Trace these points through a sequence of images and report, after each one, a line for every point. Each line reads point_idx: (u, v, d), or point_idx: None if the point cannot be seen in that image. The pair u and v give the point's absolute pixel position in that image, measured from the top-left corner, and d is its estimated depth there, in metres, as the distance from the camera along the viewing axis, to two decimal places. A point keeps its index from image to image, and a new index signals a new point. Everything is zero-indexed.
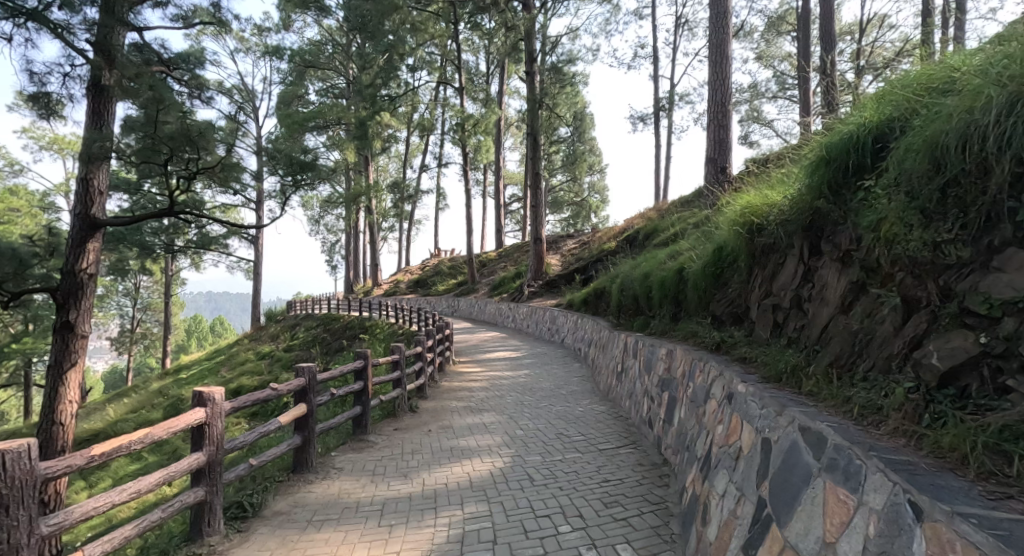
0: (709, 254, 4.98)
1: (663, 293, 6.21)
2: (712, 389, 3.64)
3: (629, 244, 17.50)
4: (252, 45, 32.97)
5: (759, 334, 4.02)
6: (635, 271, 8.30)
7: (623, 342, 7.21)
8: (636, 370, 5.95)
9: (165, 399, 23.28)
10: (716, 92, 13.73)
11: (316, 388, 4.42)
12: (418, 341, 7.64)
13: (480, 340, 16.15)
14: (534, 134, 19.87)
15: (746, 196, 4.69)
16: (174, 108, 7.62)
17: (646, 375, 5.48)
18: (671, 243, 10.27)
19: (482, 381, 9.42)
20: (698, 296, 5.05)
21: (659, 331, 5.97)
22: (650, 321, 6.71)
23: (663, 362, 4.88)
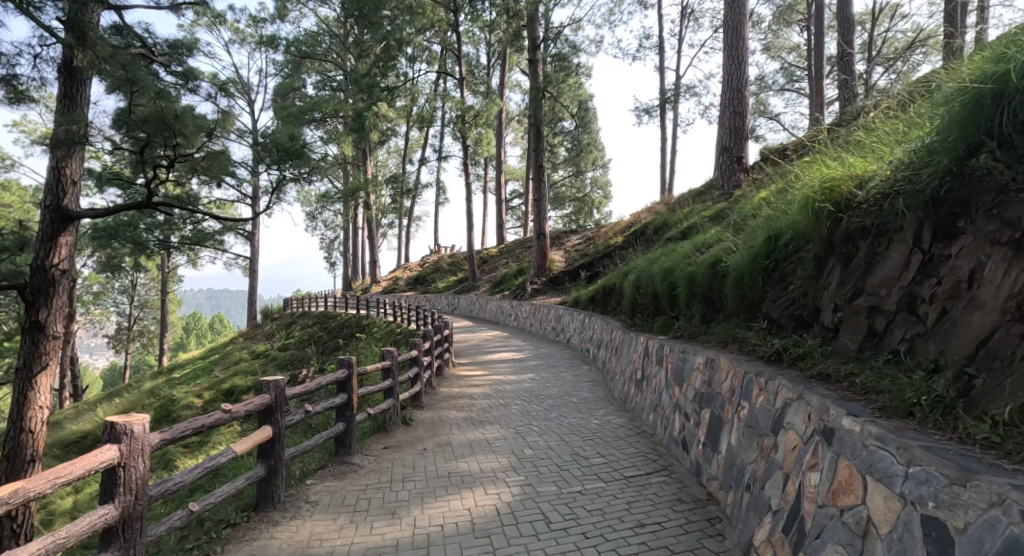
0: (760, 244, 4.22)
1: (692, 289, 5.46)
2: (794, 419, 2.87)
3: (637, 239, 16.76)
4: (248, 36, 32.21)
5: (844, 346, 3.24)
6: (653, 266, 7.57)
7: (641, 345, 6.49)
8: (662, 379, 5.20)
9: (157, 399, 22.55)
10: (732, 77, 13.00)
11: (284, 407, 3.69)
12: (414, 344, 6.89)
13: (481, 340, 15.42)
14: (536, 125, 19.11)
15: (827, 166, 3.89)
16: (149, 89, 6.78)
17: (674, 387, 4.73)
18: (689, 237, 9.53)
19: (484, 386, 8.66)
20: (746, 292, 4.28)
21: (689, 334, 5.22)
22: (675, 322, 5.94)
23: (699, 374, 4.13)
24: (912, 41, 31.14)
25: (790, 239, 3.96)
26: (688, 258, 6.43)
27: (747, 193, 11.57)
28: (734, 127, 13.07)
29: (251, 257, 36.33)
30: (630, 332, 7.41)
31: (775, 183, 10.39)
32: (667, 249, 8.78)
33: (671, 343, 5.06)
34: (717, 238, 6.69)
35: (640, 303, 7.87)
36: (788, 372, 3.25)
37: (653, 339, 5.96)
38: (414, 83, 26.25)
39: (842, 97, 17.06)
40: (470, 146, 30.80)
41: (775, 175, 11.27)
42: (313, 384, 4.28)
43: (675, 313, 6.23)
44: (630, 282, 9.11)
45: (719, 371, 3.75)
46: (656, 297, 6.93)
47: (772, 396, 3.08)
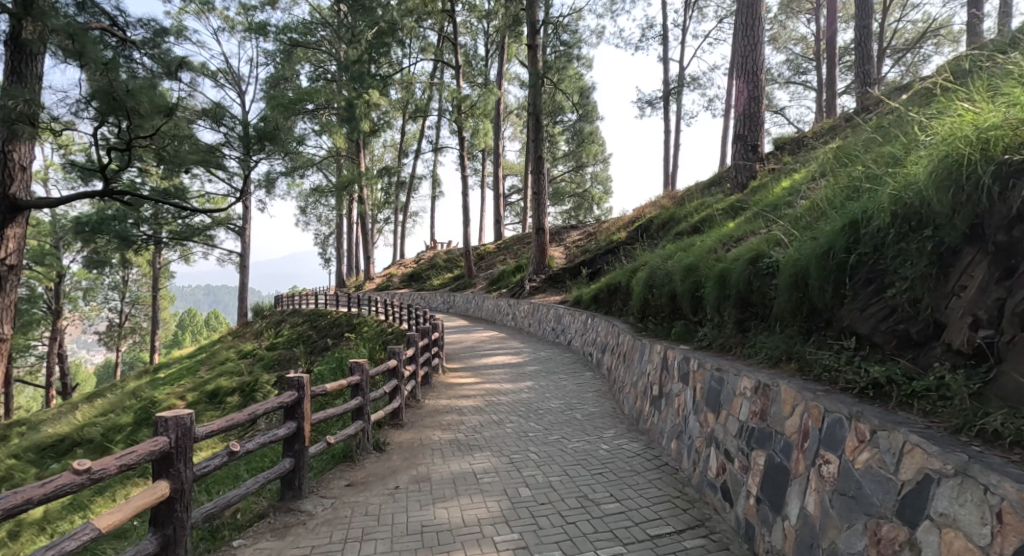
0: (842, 231, 3.31)
1: (723, 289, 4.54)
2: (970, 513, 1.97)
3: (641, 234, 15.83)
4: (238, 24, 31.23)
5: (1007, 385, 2.30)
6: (668, 262, 6.63)
7: (655, 353, 5.63)
8: (686, 400, 4.32)
9: (138, 401, 21.56)
10: (747, 60, 11.99)
11: (187, 456, 3.08)
12: (391, 351, 5.94)
13: (476, 341, 14.47)
14: (536, 114, 18.15)
15: (963, 117, 2.94)
16: (97, 63, 6.84)
17: (705, 414, 3.84)
18: (704, 231, 8.60)
19: (477, 396, 7.71)
20: (814, 293, 3.39)
21: (721, 345, 4.32)
22: (700, 330, 5.01)
23: (746, 405, 3.24)
24: (923, 32, 30.21)
25: (880, 226, 3.07)
26: (715, 253, 5.48)
27: (765, 184, 10.62)
28: (749, 113, 12.08)
29: (243, 252, 35.39)
30: (642, 338, 6.51)
31: (798, 173, 9.44)
32: (680, 245, 7.82)
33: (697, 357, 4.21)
34: (746, 230, 5.76)
35: (653, 305, 6.92)
36: (911, 423, 2.38)
37: (671, 349, 5.10)
38: (409, 71, 25.30)
39: (858, 87, 16.12)
40: (467, 138, 29.85)
41: (796, 166, 10.32)
42: (245, 411, 3.51)
43: (698, 318, 5.31)
44: (640, 281, 8.17)
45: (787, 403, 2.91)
46: (673, 299, 6.01)
47: (896, 461, 2.26)
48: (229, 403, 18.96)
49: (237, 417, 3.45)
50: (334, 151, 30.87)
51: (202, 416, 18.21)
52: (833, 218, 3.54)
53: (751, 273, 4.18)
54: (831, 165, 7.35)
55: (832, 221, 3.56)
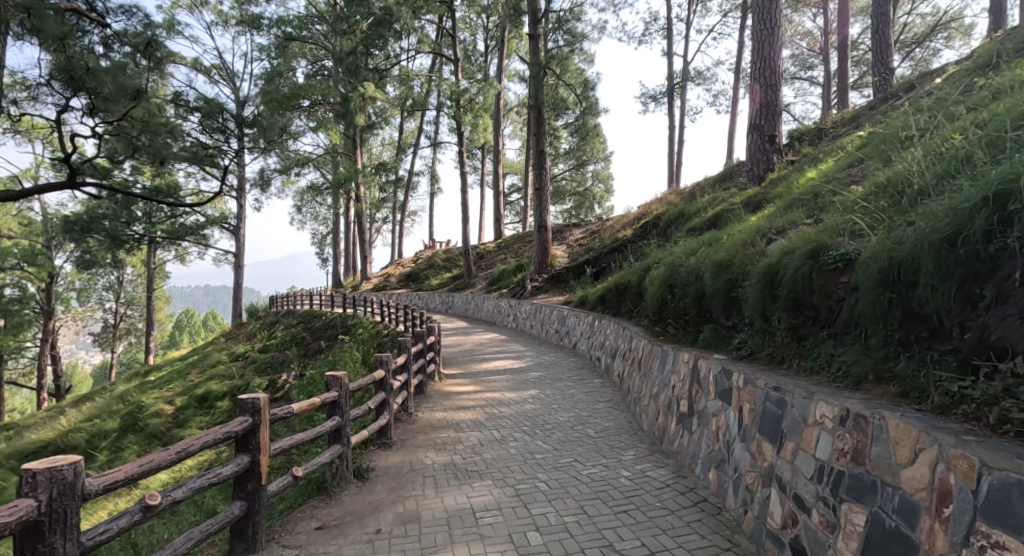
0: (977, 212, 2.60)
1: (774, 286, 3.84)
2: None
3: (648, 232, 15.13)
4: (232, 17, 30.45)
5: None
6: (692, 258, 5.90)
7: (678, 360, 4.95)
8: (727, 423, 3.63)
9: (125, 405, 20.75)
10: (763, 44, 11.26)
11: (60, 521, 2.47)
12: (377, 361, 5.18)
13: (476, 344, 13.73)
14: (538, 107, 17.38)
15: None
16: None
17: (762, 446, 3.16)
18: (725, 226, 7.89)
19: (477, 408, 6.97)
20: (929, 292, 2.72)
21: (773, 358, 3.63)
22: (740, 337, 4.29)
23: (847, 449, 2.59)
24: (933, 25, 29.46)
25: None
26: (751, 246, 4.74)
27: (786, 177, 9.88)
28: (764, 103, 11.34)
29: (237, 252, 34.61)
30: (659, 344, 5.83)
31: (825, 163, 8.70)
32: (701, 240, 7.10)
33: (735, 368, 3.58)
34: (788, 221, 5.04)
35: (673, 307, 6.20)
36: None
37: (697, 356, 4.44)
38: (405, 65, 24.57)
39: (875, 78, 15.41)
40: (467, 135, 29.11)
41: (819, 158, 9.58)
42: (166, 451, 2.85)
43: (734, 321, 4.60)
44: (656, 280, 7.44)
45: (914, 446, 2.31)
46: (699, 299, 5.28)
47: None
48: (219, 407, 18.22)
49: (153, 460, 2.80)
50: (329, 148, 30.11)
51: (190, 422, 17.45)
52: (946, 203, 2.83)
53: (813, 267, 3.48)
54: (870, 153, 6.61)
55: (947, 202, 2.85)
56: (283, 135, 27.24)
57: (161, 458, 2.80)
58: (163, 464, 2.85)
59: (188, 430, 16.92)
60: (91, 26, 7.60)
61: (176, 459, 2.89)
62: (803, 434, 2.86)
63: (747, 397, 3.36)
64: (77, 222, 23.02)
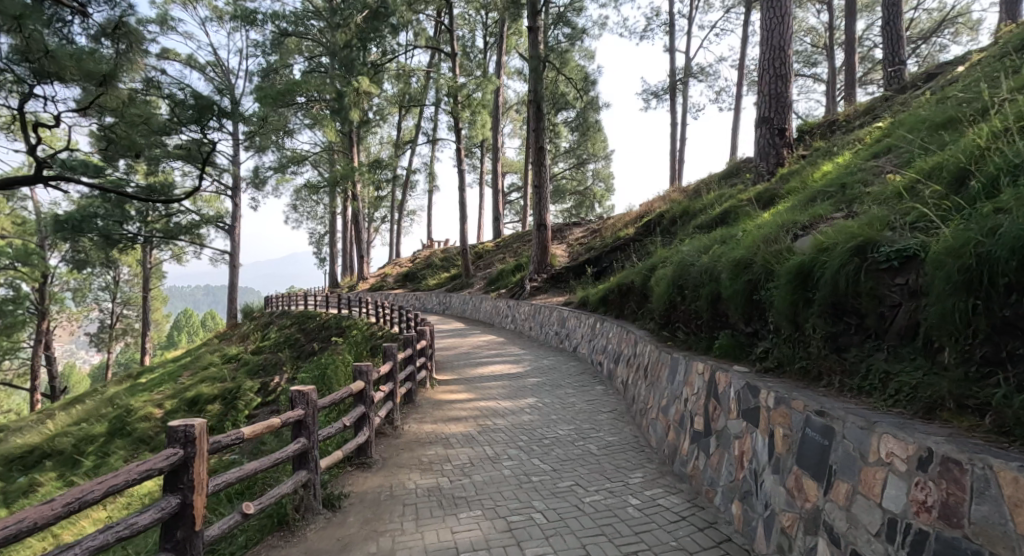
0: None
1: (812, 287, 3.32)
2: None
3: (651, 230, 14.61)
4: (227, 13, 30.00)
5: None
6: (705, 256, 5.38)
7: (690, 369, 4.50)
8: (757, 450, 3.15)
9: (113, 408, 20.20)
10: (773, 34, 10.75)
11: None
12: (357, 374, 4.68)
13: (473, 347, 13.23)
14: (537, 102, 16.86)
15: None
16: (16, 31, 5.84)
17: (812, 486, 2.72)
18: (736, 224, 7.39)
19: (470, 419, 6.45)
20: None
21: (815, 374, 3.12)
22: (767, 347, 3.77)
23: (940, 505, 2.16)
24: (940, 20, 28.94)
25: None
26: (775, 243, 4.21)
27: (798, 171, 9.36)
28: (774, 94, 10.82)
29: (233, 251, 34.09)
30: (668, 351, 5.36)
31: (841, 156, 8.19)
32: (712, 237, 6.57)
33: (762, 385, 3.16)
34: (813, 214, 4.54)
35: (684, 309, 5.68)
36: None
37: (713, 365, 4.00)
38: (402, 61, 24.03)
39: (886, 70, 14.92)
40: (466, 132, 28.57)
41: (833, 151, 9.06)
42: (58, 503, 2.41)
43: (758, 327, 4.08)
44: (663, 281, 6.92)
45: None
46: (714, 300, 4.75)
47: None
48: (209, 411, 17.71)
49: (35, 516, 2.35)
50: (325, 145, 29.56)
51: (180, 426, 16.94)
52: None
53: (863, 265, 2.97)
54: (897, 143, 6.09)
55: None
56: (279, 132, 26.71)
57: (49, 512, 2.37)
58: (51, 519, 2.40)
59: None
60: (72, 15, 7.22)
61: (71, 511, 2.46)
62: (862, 475, 2.47)
63: (781, 422, 2.96)
64: (71, 220, 22.53)
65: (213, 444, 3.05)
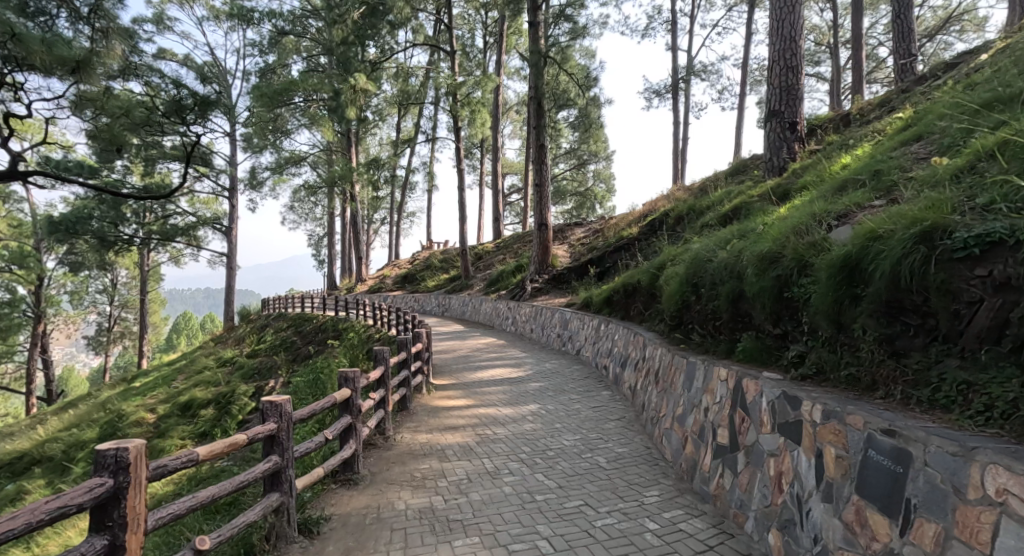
0: None
1: (864, 281, 2.96)
2: None
3: (655, 229, 14.17)
4: (223, 12, 29.65)
5: None
6: (723, 251, 4.94)
7: (709, 375, 4.12)
8: (809, 477, 2.76)
9: (105, 414, 19.70)
10: (783, 24, 10.34)
11: None
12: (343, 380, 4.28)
13: (473, 350, 12.78)
14: (538, 98, 16.44)
15: None
16: None
17: (889, 525, 2.34)
18: (751, 219, 6.96)
19: (469, 429, 6.00)
20: None
21: (878, 382, 2.78)
22: (805, 351, 3.34)
23: None
24: (945, 18, 28.54)
25: None
26: (808, 234, 3.76)
27: (813, 165, 8.92)
28: (784, 86, 10.39)
29: (229, 253, 33.63)
30: (683, 355, 4.97)
31: (861, 148, 7.76)
32: (727, 232, 6.14)
33: (806, 396, 2.82)
34: (846, 202, 4.09)
35: (699, 308, 5.24)
36: None
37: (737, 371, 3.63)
38: (400, 59, 23.57)
39: (897, 65, 14.50)
40: (465, 132, 28.12)
41: (850, 144, 8.62)
42: None
43: (788, 327, 3.65)
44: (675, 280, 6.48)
45: None
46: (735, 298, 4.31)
47: None
48: (203, 416, 17.24)
49: None
50: (322, 145, 29.13)
51: (172, 433, 16.44)
52: None
53: (931, 255, 2.66)
54: (928, 130, 5.65)
55: None
56: (276, 132, 26.30)
57: None
58: None
59: (169, 441, 15.95)
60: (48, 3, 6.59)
61: None
62: (958, 516, 2.11)
63: (835, 441, 2.62)
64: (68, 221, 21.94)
65: (151, 474, 2.65)
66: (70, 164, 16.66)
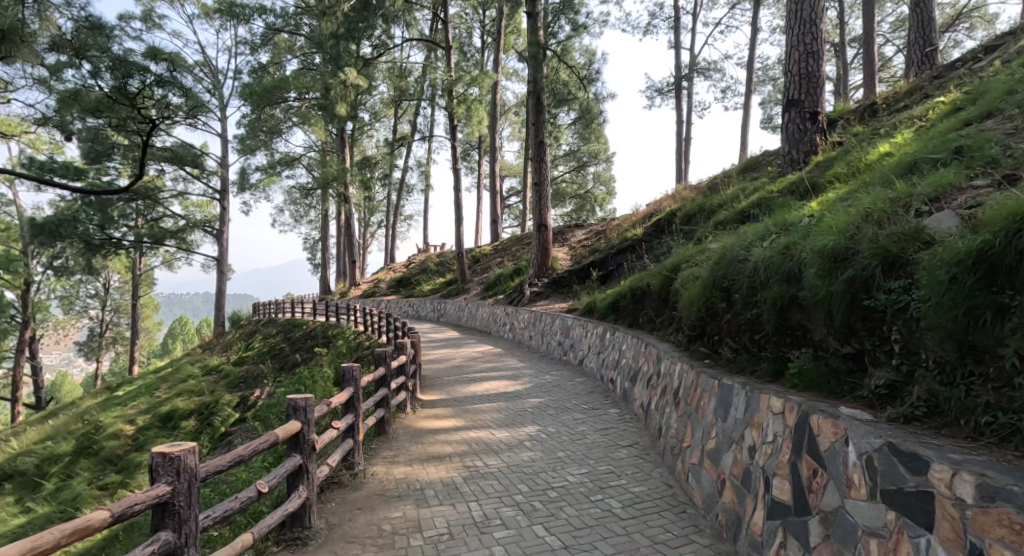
0: None
1: (1022, 286, 2.20)
2: None
3: (662, 230, 13.32)
4: (215, 10, 28.94)
5: None
6: (764, 246, 4.09)
7: (750, 402, 3.33)
8: None
9: (82, 425, 18.78)
10: (803, 6, 9.50)
11: None
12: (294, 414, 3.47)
13: (467, 358, 11.91)
14: (537, 93, 15.63)
15: None
16: None
17: None
18: (780, 215, 6.13)
19: (456, 460, 5.12)
20: None
21: None
22: (911, 384, 2.55)
23: None
24: (954, 16, 27.73)
25: None
26: (891, 224, 2.94)
27: (841, 157, 8.06)
28: (804, 73, 9.48)
29: (221, 257, 32.74)
30: (710, 375, 4.18)
31: (899, 135, 6.92)
32: (759, 226, 5.29)
33: (965, 467, 2.06)
34: (929, 183, 3.25)
35: (731, 317, 4.40)
36: None
37: (801, 402, 2.85)
38: (394, 55, 22.73)
39: (916, 59, 13.64)
40: (462, 132, 27.28)
41: (882, 134, 7.78)
42: None
43: (867, 345, 2.84)
44: (696, 285, 5.63)
45: None
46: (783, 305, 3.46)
47: None
48: (183, 428, 16.30)
49: None
50: (315, 144, 28.26)
51: (150, 445, 15.54)
52: None
53: None
54: (995, 108, 4.81)
55: None
56: (270, 133, 25.47)
57: None
58: None
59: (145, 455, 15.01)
60: None
61: None
62: None
63: (1014, 541, 1.89)
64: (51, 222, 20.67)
65: None
66: (54, 165, 15.94)
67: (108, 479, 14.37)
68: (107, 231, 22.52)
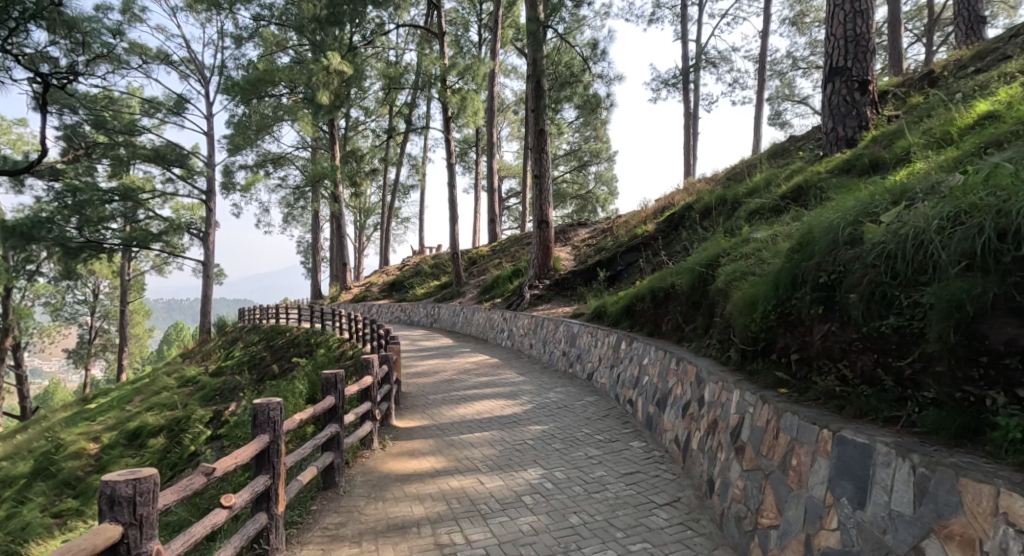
0: None
1: None
2: None
3: (677, 224, 11.88)
4: (196, 3, 27.51)
5: None
6: (883, 220, 2.86)
7: (934, 494, 2.08)
8: None
9: (45, 442, 17.24)
10: None
11: None
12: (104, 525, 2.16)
13: (460, 370, 10.43)
14: (537, 76, 14.18)
15: None
16: None
17: None
18: (856, 192, 4.67)
19: (425, 532, 3.64)
20: None
21: None
22: None
23: None
24: None
25: None
26: None
27: (910, 128, 6.56)
28: (851, 36, 7.99)
29: (207, 260, 31.29)
30: (808, 419, 2.72)
31: (999, 92, 5.43)
32: (846, 204, 3.86)
33: None
34: None
35: (830, 329, 2.98)
36: None
37: None
38: (384, 43, 21.16)
39: (959, 31, 12.08)
40: (459, 128, 25.75)
41: (964, 97, 6.30)
42: None
43: None
44: (753, 283, 4.20)
45: None
46: (954, 307, 2.37)
47: None
48: (150, 447, 14.72)
49: None
50: (305, 142, 26.76)
51: (113, 466, 14.01)
52: None
53: None
54: None
55: None
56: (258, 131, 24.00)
57: None
58: None
59: (105, 478, 13.41)
60: None
61: None
62: None
63: None
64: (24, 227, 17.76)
65: None
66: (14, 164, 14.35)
67: (62, 504, 12.87)
68: (91, 232, 19.74)
